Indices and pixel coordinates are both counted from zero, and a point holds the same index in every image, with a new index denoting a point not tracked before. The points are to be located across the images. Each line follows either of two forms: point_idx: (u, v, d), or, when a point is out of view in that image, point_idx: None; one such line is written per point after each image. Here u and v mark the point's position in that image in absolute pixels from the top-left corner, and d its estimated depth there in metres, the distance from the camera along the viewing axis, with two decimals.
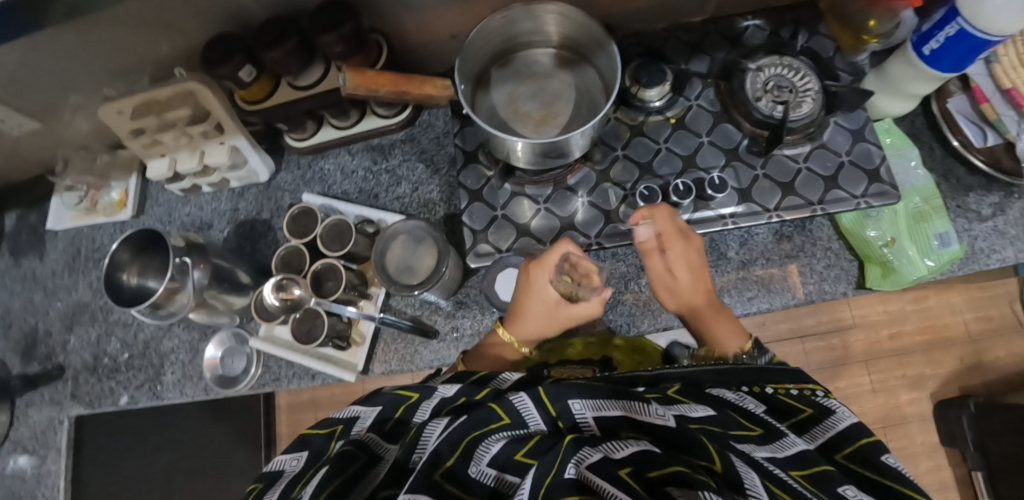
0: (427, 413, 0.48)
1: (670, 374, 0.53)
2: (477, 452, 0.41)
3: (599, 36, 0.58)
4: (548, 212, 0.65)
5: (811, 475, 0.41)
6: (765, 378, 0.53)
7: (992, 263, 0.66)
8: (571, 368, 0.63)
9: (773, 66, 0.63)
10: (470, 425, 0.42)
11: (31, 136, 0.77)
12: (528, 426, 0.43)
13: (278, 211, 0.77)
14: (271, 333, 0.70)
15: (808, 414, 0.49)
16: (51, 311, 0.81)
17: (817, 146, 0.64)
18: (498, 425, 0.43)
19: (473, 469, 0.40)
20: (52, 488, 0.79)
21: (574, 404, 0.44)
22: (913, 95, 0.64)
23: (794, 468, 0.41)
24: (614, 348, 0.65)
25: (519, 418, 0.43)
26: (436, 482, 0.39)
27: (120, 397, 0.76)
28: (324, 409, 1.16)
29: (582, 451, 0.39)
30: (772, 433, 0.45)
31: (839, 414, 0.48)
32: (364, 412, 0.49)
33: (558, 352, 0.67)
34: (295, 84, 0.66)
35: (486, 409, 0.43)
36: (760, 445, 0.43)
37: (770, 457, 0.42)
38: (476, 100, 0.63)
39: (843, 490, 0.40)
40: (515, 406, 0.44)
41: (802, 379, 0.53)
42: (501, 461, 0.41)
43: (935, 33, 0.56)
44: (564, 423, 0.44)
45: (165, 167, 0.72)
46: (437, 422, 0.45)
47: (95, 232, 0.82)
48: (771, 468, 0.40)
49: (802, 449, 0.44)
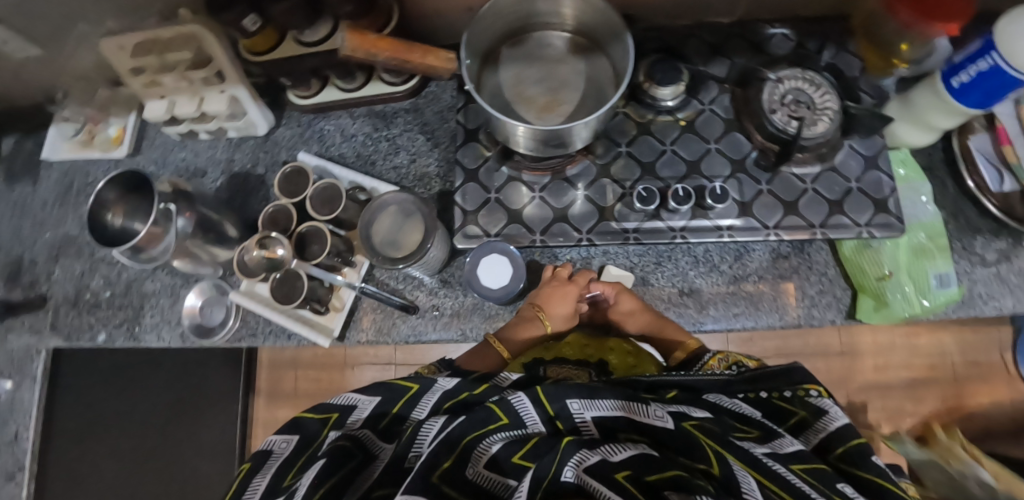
0: (427, 408, 0.52)
1: (667, 381, 0.54)
2: (474, 453, 0.43)
3: (616, 25, 0.56)
4: (543, 202, 0.64)
5: (811, 471, 0.42)
6: (758, 384, 0.54)
7: (988, 310, 0.64)
8: (566, 369, 0.64)
9: (793, 78, 0.61)
10: (469, 426, 0.45)
11: (31, 63, 0.75)
12: (527, 426, 0.46)
13: (273, 167, 0.76)
14: (252, 288, 0.70)
15: (801, 417, 0.50)
16: (38, 240, 0.80)
17: (827, 169, 0.62)
18: (495, 426, 0.45)
19: (471, 471, 0.42)
20: (24, 416, 0.77)
21: (573, 404, 0.47)
22: (936, 127, 0.62)
23: (795, 463, 0.42)
24: (609, 351, 0.66)
25: (517, 419, 0.46)
26: (435, 484, 0.40)
27: (97, 334, 0.76)
28: (305, 368, 1.22)
29: (580, 453, 0.42)
30: (768, 434, 0.46)
31: (833, 414, 0.49)
32: (363, 401, 0.53)
33: (556, 350, 0.66)
34: (301, 39, 0.64)
35: (486, 410, 0.46)
36: (757, 443, 0.45)
37: (770, 453, 0.43)
38: (482, 78, 0.60)
39: (842, 488, 0.41)
40: (514, 406, 0.46)
41: (799, 378, 0.53)
42: (498, 459, 0.44)
43: (966, 66, 0.54)
44: (563, 424, 0.46)
45: (165, 110, 0.70)
46: (433, 423, 0.47)
47: (90, 166, 0.81)
48: (771, 464, 0.41)
49: (799, 448, 0.44)
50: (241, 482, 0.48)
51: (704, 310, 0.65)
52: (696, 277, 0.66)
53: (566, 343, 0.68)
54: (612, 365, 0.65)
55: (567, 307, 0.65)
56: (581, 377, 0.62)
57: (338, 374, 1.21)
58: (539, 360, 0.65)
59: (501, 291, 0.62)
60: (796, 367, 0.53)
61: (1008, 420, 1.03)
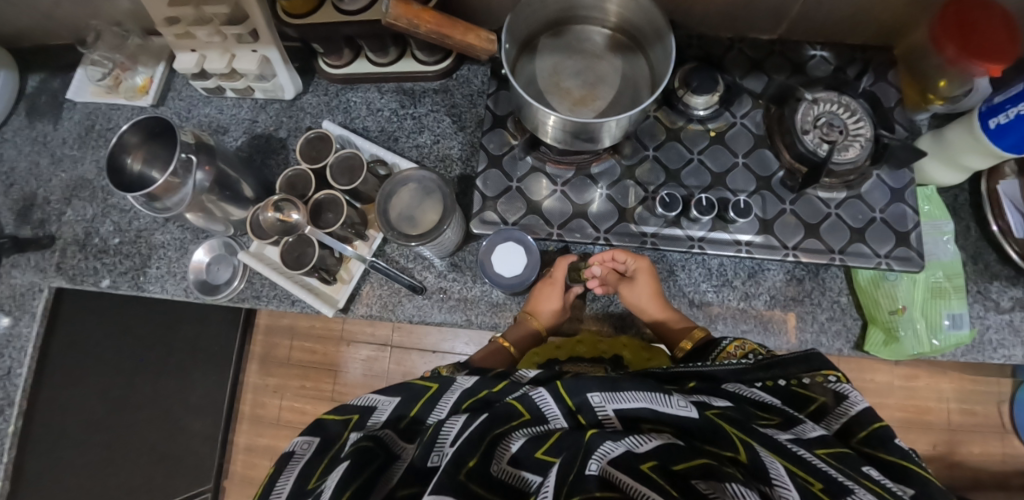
0: (445, 409, 0.49)
1: (683, 371, 0.53)
2: (498, 450, 0.44)
3: (660, 26, 0.55)
4: (563, 196, 0.63)
5: (835, 454, 0.41)
6: (774, 370, 0.52)
7: (997, 357, 0.63)
8: (583, 366, 0.62)
9: (829, 102, 0.60)
10: (492, 423, 0.44)
11: (67, 1, 0.75)
12: (548, 422, 0.46)
13: (296, 132, 0.75)
14: (261, 251, 0.70)
15: (820, 403, 0.49)
16: (53, 180, 0.80)
17: (852, 196, 0.62)
18: (518, 422, 0.45)
19: (496, 468, 0.43)
20: (19, 351, 0.76)
21: (594, 397, 0.46)
22: (967, 168, 0.61)
23: (819, 448, 0.41)
24: (623, 347, 0.63)
25: (539, 413, 0.46)
26: (463, 483, 0.40)
27: (102, 279, 0.75)
28: (300, 339, 1.23)
29: (605, 445, 0.41)
30: (789, 421, 0.46)
31: (853, 398, 0.48)
32: (383, 402, 0.51)
33: (568, 348, 0.65)
34: (342, 7, 0.63)
35: (507, 406, 0.46)
36: (780, 430, 0.44)
37: (794, 438, 0.43)
38: (518, 64, 0.60)
39: (868, 470, 0.40)
40: (535, 402, 0.47)
41: (817, 364, 0.51)
42: (520, 457, 0.43)
43: (1006, 108, 0.54)
44: (585, 418, 0.45)
45: (194, 64, 0.70)
46: (456, 419, 0.46)
47: (112, 112, 0.81)
48: (796, 450, 0.41)
49: (822, 433, 0.44)
50: (265, 485, 0.46)
51: (712, 324, 0.65)
52: (708, 290, 0.66)
53: (580, 340, 0.65)
54: (626, 361, 0.63)
55: (554, 304, 0.65)
56: (598, 372, 0.60)
57: (332, 349, 1.22)
58: (553, 361, 0.64)
59: (513, 280, 0.62)
60: (813, 353, 0.52)
61: (997, 474, 1.02)
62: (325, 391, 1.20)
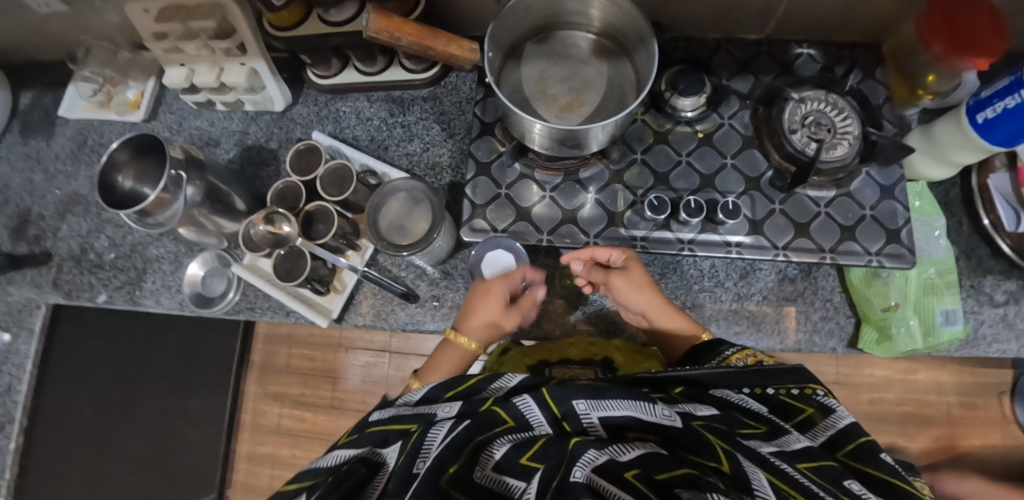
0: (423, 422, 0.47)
1: (671, 376, 0.53)
2: (482, 457, 0.44)
3: (643, 31, 0.55)
4: (552, 202, 0.64)
5: (818, 469, 0.41)
6: (766, 378, 0.52)
7: (991, 351, 0.63)
8: (573, 369, 0.61)
9: (817, 100, 0.60)
10: (475, 430, 0.45)
11: (56, 18, 0.75)
12: (533, 428, 0.46)
13: (286, 143, 0.76)
14: (254, 263, 0.70)
15: (808, 415, 0.49)
16: (47, 196, 0.80)
17: (842, 194, 0.62)
18: (502, 429, 0.46)
19: (478, 474, 0.43)
20: (18, 368, 0.77)
21: (579, 405, 0.46)
22: (955, 163, 0.61)
23: (801, 462, 0.42)
24: (614, 350, 0.64)
25: (523, 421, 0.46)
26: (442, 489, 0.40)
27: (97, 295, 0.75)
28: (299, 346, 1.23)
29: (589, 453, 0.41)
30: (775, 431, 0.46)
31: (839, 413, 0.48)
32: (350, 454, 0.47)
33: (559, 351, 0.64)
34: (327, 18, 0.63)
35: (490, 413, 0.46)
36: (764, 442, 0.44)
37: (777, 451, 0.43)
38: (503, 72, 0.60)
39: (849, 485, 0.40)
40: (519, 409, 0.46)
41: (805, 377, 0.51)
42: (505, 463, 0.43)
43: (993, 102, 0.54)
44: (570, 425, 0.45)
45: (183, 78, 0.71)
46: (439, 426, 0.46)
47: (104, 127, 0.82)
48: (779, 463, 0.41)
49: (807, 445, 0.44)
50: None
51: (705, 325, 0.65)
52: (700, 291, 0.66)
53: (571, 344, 0.65)
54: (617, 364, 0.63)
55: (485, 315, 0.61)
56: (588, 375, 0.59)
57: (331, 355, 1.22)
58: (544, 362, 0.64)
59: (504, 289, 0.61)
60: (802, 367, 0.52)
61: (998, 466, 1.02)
62: (325, 398, 1.21)
